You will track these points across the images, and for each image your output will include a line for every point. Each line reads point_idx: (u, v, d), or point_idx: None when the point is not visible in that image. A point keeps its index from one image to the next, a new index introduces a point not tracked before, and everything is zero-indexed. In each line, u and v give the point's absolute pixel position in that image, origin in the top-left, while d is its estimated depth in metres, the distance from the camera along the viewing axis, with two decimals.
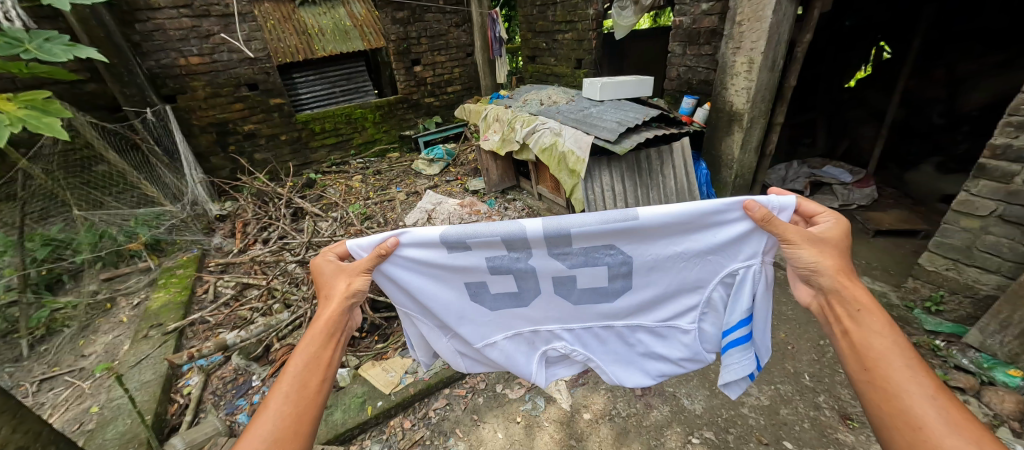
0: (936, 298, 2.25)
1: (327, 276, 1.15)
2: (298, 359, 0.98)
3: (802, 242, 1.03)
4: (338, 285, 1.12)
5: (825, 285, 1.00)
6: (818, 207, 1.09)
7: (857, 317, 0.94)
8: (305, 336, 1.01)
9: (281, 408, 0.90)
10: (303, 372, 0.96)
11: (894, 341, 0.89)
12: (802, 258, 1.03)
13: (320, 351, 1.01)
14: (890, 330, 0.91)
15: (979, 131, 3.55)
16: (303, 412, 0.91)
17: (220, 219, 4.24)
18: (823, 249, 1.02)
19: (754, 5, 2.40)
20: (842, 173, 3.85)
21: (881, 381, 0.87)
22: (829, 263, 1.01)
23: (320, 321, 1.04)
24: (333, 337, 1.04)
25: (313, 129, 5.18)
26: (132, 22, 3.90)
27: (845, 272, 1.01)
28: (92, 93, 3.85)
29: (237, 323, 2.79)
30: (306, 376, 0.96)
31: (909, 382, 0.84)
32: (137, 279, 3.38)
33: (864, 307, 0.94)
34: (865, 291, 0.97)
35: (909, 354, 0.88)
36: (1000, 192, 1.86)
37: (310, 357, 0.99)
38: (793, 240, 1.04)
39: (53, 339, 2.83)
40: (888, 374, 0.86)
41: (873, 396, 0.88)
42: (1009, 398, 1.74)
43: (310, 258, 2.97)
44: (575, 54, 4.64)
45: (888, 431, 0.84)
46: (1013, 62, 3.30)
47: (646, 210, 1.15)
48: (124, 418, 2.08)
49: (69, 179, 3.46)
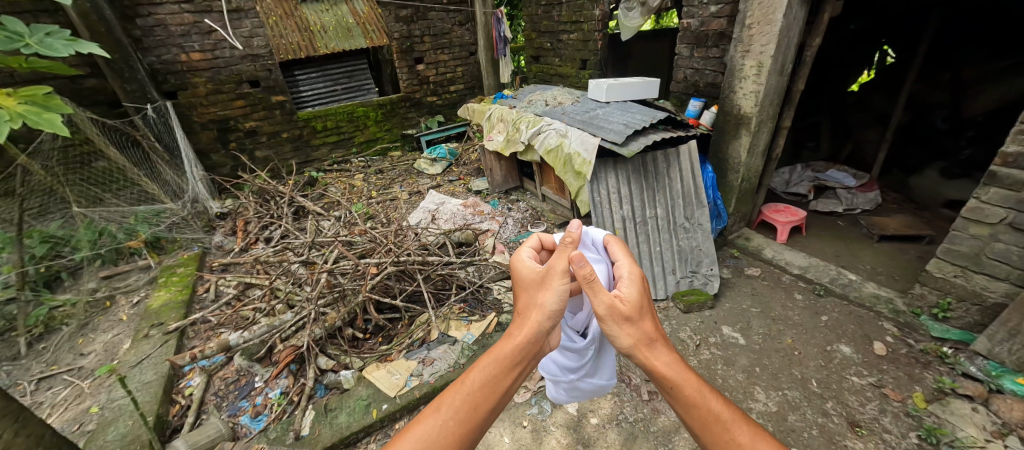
0: (944, 305, 2.25)
1: (530, 279, 1.04)
2: (480, 367, 0.92)
3: (613, 318, 0.96)
4: (535, 297, 1.00)
5: (641, 365, 0.94)
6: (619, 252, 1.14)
7: (676, 385, 0.91)
8: (493, 349, 0.94)
9: (453, 413, 0.86)
10: (475, 389, 0.89)
11: (704, 393, 0.91)
12: (615, 338, 0.96)
13: (501, 374, 0.91)
14: (697, 382, 0.92)
15: (984, 136, 3.53)
16: (459, 435, 0.84)
17: (221, 216, 4.21)
18: (626, 324, 0.96)
19: (765, 8, 2.39)
20: (846, 177, 3.86)
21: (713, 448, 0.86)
22: (632, 334, 0.96)
23: (510, 343, 0.94)
24: (515, 363, 0.94)
25: (315, 126, 5.15)
26: (133, 17, 3.86)
27: (650, 339, 0.96)
28: (91, 88, 3.81)
29: (240, 323, 2.76)
30: (476, 393, 0.88)
31: (730, 440, 0.85)
32: (137, 276, 3.34)
33: (673, 377, 0.92)
34: (671, 356, 0.95)
35: (715, 398, 0.91)
36: (1012, 200, 1.86)
37: (485, 376, 0.90)
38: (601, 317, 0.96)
39: (52, 337, 2.79)
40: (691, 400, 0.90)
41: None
42: (1018, 407, 1.79)
43: (313, 257, 2.93)
44: (580, 55, 4.62)
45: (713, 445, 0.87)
46: (1019, 68, 3.31)
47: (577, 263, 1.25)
48: (126, 419, 2.06)
49: (68, 175, 3.49)
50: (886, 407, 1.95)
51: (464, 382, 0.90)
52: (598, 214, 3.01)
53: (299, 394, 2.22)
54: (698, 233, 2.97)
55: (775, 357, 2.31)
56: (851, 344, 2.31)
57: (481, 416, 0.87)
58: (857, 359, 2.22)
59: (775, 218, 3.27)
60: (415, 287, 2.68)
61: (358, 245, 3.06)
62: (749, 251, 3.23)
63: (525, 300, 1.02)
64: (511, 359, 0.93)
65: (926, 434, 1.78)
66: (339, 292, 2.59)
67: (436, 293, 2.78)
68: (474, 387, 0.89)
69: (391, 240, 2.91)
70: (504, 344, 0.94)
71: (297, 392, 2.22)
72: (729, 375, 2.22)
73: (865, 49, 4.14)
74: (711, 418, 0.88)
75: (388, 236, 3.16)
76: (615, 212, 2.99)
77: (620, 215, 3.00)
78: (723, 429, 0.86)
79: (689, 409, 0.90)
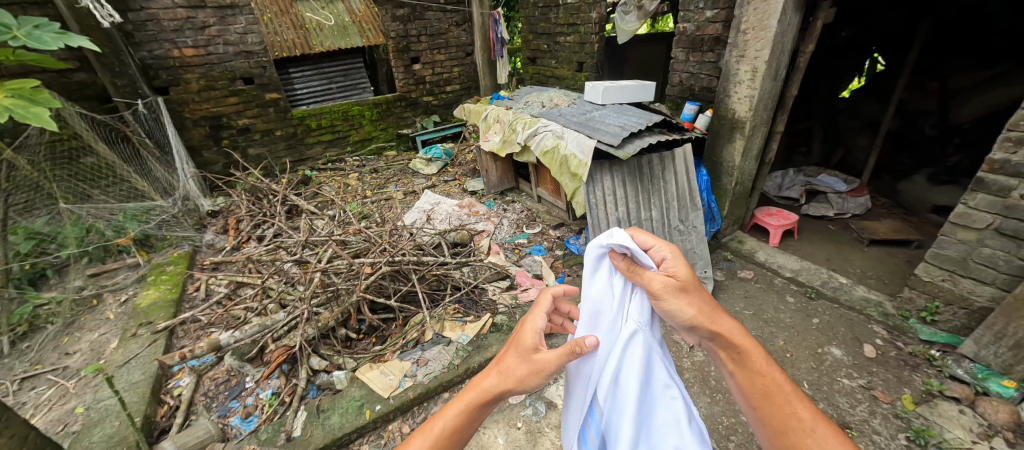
0: (932, 309, 2.29)
1: (525, 350, 0.94)
2: (452, 411, 0.92)
3: (671, 296, 0.96)
4: (520, 368, 0.90)
5: (707, 331, 0.96)
6: (650, 240, 1.05)
7: (743, 355, 0.92)
8: (471, 389, 0.94)
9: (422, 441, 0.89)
10: (438, 434, 0.89)
11: (769, 365, 0.92)
12: (677, 311, 0.97)
13: (469, 417, 0.91)
14: (762, 354, 0.93)
15: (971, 144, 3.62)
16: None
17: (213, 214, 4.15)
18: (682, 295, 0.97)
19: (760, 14, 2.42)
20: (837, 182, 3.91)
21: (769, 417, 0.86)
22: (699, 306, 0.97)
23: (481, 389, 0.92)
24: (482, 410, 0.93)
25: (309, 125, 5.11)
26: (125, 11, 3.80)
27: (711, 309, 0.98)
28: (81, 83, 3.74)
29: (231, 322, 2.73)
30: (436, 438, 0.88)
31: (791, 414, 0.85)
32: (126, 275, 3.27)
33: (741, 343, 0.94)
34: (739, 327, 0.97)
35: (779, 374, 0.92)
36: (998, 206, 1.89)
37: (453, 419, 0.91)
38: (657, 294, 0.97)
39: (36, 336, 2.73)
40: (757, 372, 0.90)
41: (767, 438, 0.86)
42: (1003, 409, 1.83)
43: (307, 256, 2.90)
44: (577, 57, 4.64)
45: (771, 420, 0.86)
46: (1007, 76, 3.36)
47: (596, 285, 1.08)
48: (112, 420, 2.02)
49: (56, 171, 3.39)
50: (876, 409, 1.97)
51: (432, 425, 0.91)
52: (593, 216, 2.99)
53: (290, 394, 2.20)
54: (692, 235, 3.04)
55: None
56: (842, 347, 2.34)
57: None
58: (847, 361, 2.25)
59: (768, 222, 3.31)
60: (409, 287, 2.67)
61: (352, 244, 3.04)
62: (742, 253, 3.26)
63: (510, 367, 0.92)
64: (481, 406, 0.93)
65: (915, 435, 1.80)
66: (333, 292, 2.56)
67: (430, 293, 2.76)
68: (439, 432, 0.89)
69: (385, 240, 2.90)
70: (477, 390, 0.93)
71: (288, 393, 2.20)
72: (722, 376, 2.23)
73: (856, 56, 4.21)
74: (774, 388, 0.89)
75: (382, 236, 3.14)
76: (611, 214, 3.02)
77: (616, 217, 3.03)
78: (784, 401, 0.87)
79: (754, 377, 0.90)
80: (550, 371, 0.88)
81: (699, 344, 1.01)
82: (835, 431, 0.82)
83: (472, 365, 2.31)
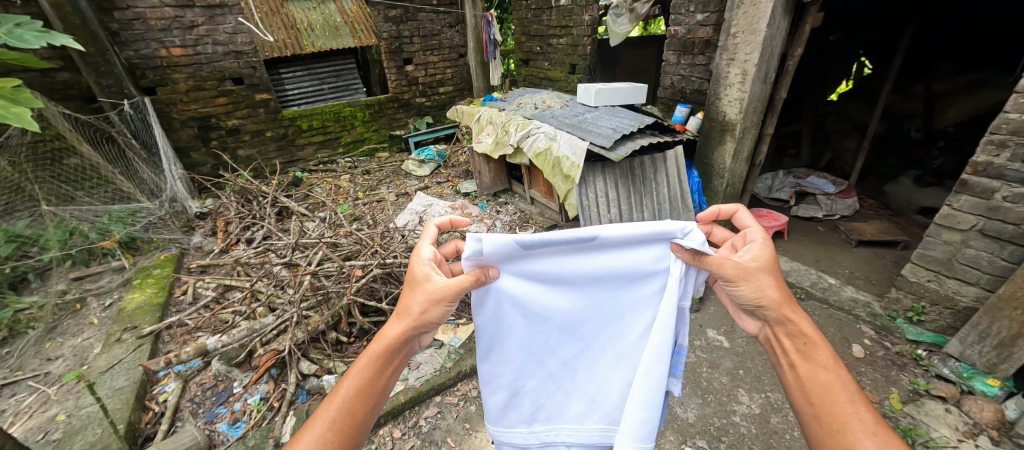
0: (918, 309, 2.32)
1: (416, 280, 1.00)
2: (355, 371, 0.92)
3: (744, 280, 0.96)
4: (413, 305, 0.96)
5: (776, 316, 0.95)
6: (749, 222, 1.07)
7: (805, 349, 0.91)
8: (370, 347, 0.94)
9: (336, 410, 0.88)
10: (351, 398, 0.89)
11: (835, 363, 0.89)
12: (745, 294, 0.97)
13: (377, 373, 0.93)
14: (829, 350, 0.90)
15: (955, 146, 3.70)
16: (350, 428, 0.88)
17: (200, 216, 4.08)
18: (753, 279, 0.96)
19: (750, 18, 2.44)
20: (826, 184, 3.96)
21: (830, 413, 0.85)
22: (773, 294, 0.96)
23: (381, 341, 0.95)
24: (392, 360, 0.95)
25: (300, 126, 5.06)
26: (110, 9, 3.73)
27: (785, 299, 0.97)
28: (65, 82, 3.66)
29: (218, 326, 2.66)
30: (352, 403, 0.89)
31: (852, 413, 0.83)
32: (111, 278, 3.21)
33: (813, 335, 0.92)
34: (808, 321, 0.94)
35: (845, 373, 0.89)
36: (981, 208, 1.93)
37: (364, 381, 0.91)
38: (732, 277, 0.96)
39: (16, 341, 2.64)
40: (824, 370, 0.88)
41: (821, 430, 0.85)
42: (988, 407, 1.87)
43: (297, 259, 2.85)
44: (569, 59, 4.67)
45: (831, 419, 0.84)
46: (988, 81, 3.46)
47: (634, 263, 1.07)
48: (95, 427, 1.97)
49: (38, 171, 3.32)
50: None
51: (340, 389, 0.90)
52: (586, 217, 3.01)
53: (279, 399, 2.17)
54: None
55: (757, 358, 2.35)
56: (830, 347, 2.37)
57: (362, 418, 0.90)
58: None
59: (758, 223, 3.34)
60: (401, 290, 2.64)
61: (342, 247, 3.01)
62: None
63: (405, 310, 0.96)
64: (389, 354, 0.95)
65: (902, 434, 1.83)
66: (324, 295, 2.53)
67: None
68: (349, 394, 0.90)
69: (377, 242, 2.88)
70: (380, 341, 0.95)
71: (277, 398, 2.17)
72: (712, 377, 2.25)
73: (843, 60, 4.29)
74: (837, 385, 0.87)
75: (374, 237, 3.12)
76: (604, 215, 3.02)
77: (609, 219, 3.04)
78: (846, 399, 0.85)
79: (822, 372, 0.88)
80: (449, 295, 0.95)
81: (762, 330, 1.01)
82: (895, 438, 0.79)
83: (463, 367, 2.28)
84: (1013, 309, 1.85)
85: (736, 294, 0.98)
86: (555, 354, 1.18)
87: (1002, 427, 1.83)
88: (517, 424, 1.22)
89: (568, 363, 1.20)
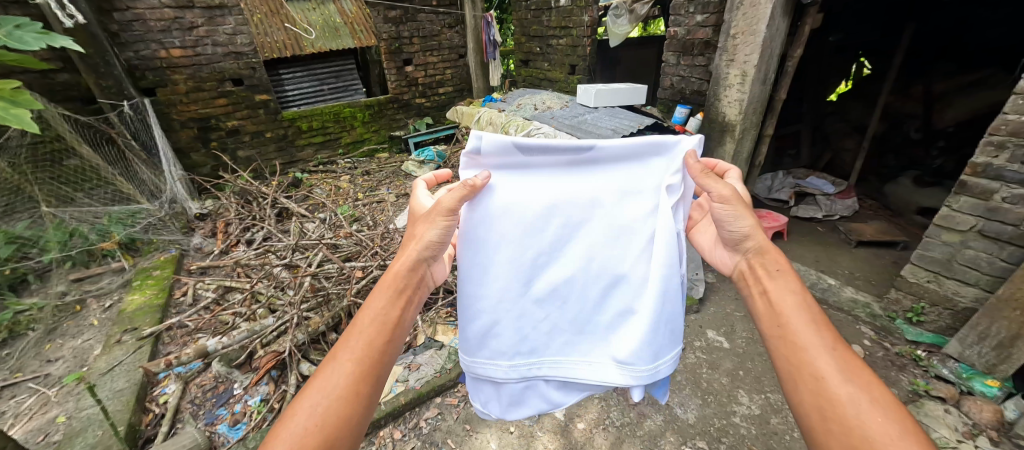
0: (918, 310, 2.32)
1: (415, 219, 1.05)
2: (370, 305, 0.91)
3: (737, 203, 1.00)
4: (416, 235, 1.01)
5: (756, 245, 0.98)
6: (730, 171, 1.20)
7: (772, 276, 0.93)
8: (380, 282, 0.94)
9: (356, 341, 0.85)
10: (370, 328, 0.87)
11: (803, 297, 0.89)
12: (732, 219, 1.00)
13: (391, 302, 0.92)
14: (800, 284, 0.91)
15: (955, 146, 3.70)
16: (372, 357, 0.85)
17: (200, 218, 4.08)
18: (740, 208, 1.00)
19: (749, 19, 2.44)
20: (825, 184, 3.97)
21: (792, 328, 0.85)
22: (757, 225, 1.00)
23: (391, 273, 0.96)
24: (405, 290, 0.95)
25: (300, 126, 5.05)
26: (110, 10, 3.73)
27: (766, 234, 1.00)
28: (64, 83, 3.67)
29: (218, 327, 2.66)
30: (373, 330, 0.87)
31: (813, 330, 0.84)
32: (111, 279, 3.21)
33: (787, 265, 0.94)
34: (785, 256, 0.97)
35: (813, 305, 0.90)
36: (980, 209, 1.93)
37: (381, 311, 0.90)
38: (724, 198, 1.00)
39: (17, 343, 2.65)
40: (793, 294, 0.90)
41: (781, 341, 0.86)
42: (987, 408, 1.87)
43: (297, 260, 2.85)
44: (569, 60, 4.67)
45: (792, 333, 0.85)
46: (988, 80, 3.44)
47: (625, 173, 1.07)
48: (95, 429, 1.97)
49: (38, 172, 3.30)
50: None
51: (359, 323, 0.88)
52: None
53: (279, 401, 2.17)
54: None
55: (757, 359, 2.35)
56: None
57: (383, 347, 0.87)
58: None
59: None
60: None
61: (342, 248, 3.01)
62: None
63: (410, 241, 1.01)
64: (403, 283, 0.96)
65: None
66: (324, 296, 2.53)
67: None
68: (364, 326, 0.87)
69: (377, 243, 2.88)
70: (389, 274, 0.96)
71: (277, 400, 2.17)
72: (712, 378, 2.25)
73: (843, 60, 4.29)
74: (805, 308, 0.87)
75: (374, 238, 3.12)
76: None
77: None
78: (810, 319, 0.85)
79: (792, 292, 0.90)
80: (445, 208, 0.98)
81: (738, 264, 1.03)
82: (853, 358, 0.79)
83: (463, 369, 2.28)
84: (1012, 309, 1.86)
85: (724, 219, 1.02)
86: (545, 275, 1.06)
87: (1001, 428, 1.83)
88: (495, 355, 1.07)
89: (558, 290, 1.06)
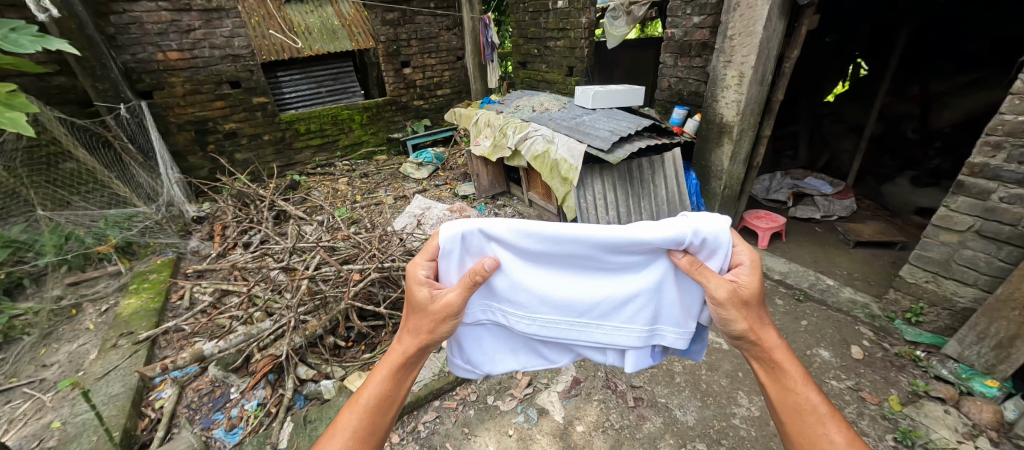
0: (916, 310, 2.32)
1: (420, 303, 1.04)
2: (375, 382, 1.00)
3: (732, 310, 0.98)
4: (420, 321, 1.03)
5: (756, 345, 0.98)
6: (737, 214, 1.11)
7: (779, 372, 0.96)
8: (387, 357, 1.03)
9: (357, 417, 0.95)
10: (372, 403, 0.98)
11: (805, 383, 0.94)
12: (731, 321, 0.98)
13: (392, 380, 1.01)
14: (802, 372, 0.95)
15: (951, 147, 3.76)
16: (369, 436, 0.95)
17: (198, 220, 4.05)
18: (740, 308, 0.98)
19: (746, 20, 2.45)
20: (824, 185, 3.96)
21: (799, 434, 0.91)
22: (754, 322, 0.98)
23: (395, 353, 1.03)
24: (407, 371, 1.03)
25: (298, 129, 5.05)
26: (106, 13, 3.73)
27: (762, 322, 0.99)
28: (60, 87, 3.65)
29: (214, 331, 2.63)
30: (372, 409, 0.97)
31: (821, 433, 0.88)
32: (106, 283, 3.19)
33: (786, 363, 0.95)
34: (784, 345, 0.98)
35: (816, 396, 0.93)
36: (978, 209, 1.93)
37: (380, 387, 1.00)
38: (719, 301, 0.97)
39: (12, 347, 2.63)
40: (795, 389, 0.93)
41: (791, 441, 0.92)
42: (987, 409, 1.87)
43: (295, 263, 2.82)
44: (568, 61, 4.67)
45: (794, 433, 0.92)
46: (984, 80, 3.46)
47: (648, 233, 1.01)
48: (89, 434, 1.95)
49: (32, 177, 3.31)
50: (864, 410, 1.99)
51: (363, 395, 0.99)
52: (584, 220, 2.99)
53: (276, 405, 2.15)
54: None
55: None
56: (829, 348, 2.37)
57: (378, 427, 0.97)
58: (835, 363, 2.27)
59: (756, 225, 3.34)
60: (399, 295, 2.64)
61: (340, 250, 2.99)
62: None
63: (416, 325, 1.03)
64: (407, 365, 1.04)
65: (902, 437, 1.83)
66: (321, 300, 2.53)
67: None
68: (365, 407, 0.97)
69: (375, 246, 2.85)
70: (396, 354, 1.03)
71: (274, 404, 2.15)
72: (712, 380, 2.25)
73: (840, 61, 4.29)
74: (807, 407, 0.92)
75: (372, 241, 3.09)
76: (602, 217, 3.02)
77: (607, 221, 3.05)
78: (817, 421, 0.90)
79: (793, 396, 0.93)
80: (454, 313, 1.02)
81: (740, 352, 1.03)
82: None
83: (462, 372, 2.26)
84: (1010, 310, 1.86)
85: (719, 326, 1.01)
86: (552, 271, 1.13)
87: (1001, 428, 1.83)
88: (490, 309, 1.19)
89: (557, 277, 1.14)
